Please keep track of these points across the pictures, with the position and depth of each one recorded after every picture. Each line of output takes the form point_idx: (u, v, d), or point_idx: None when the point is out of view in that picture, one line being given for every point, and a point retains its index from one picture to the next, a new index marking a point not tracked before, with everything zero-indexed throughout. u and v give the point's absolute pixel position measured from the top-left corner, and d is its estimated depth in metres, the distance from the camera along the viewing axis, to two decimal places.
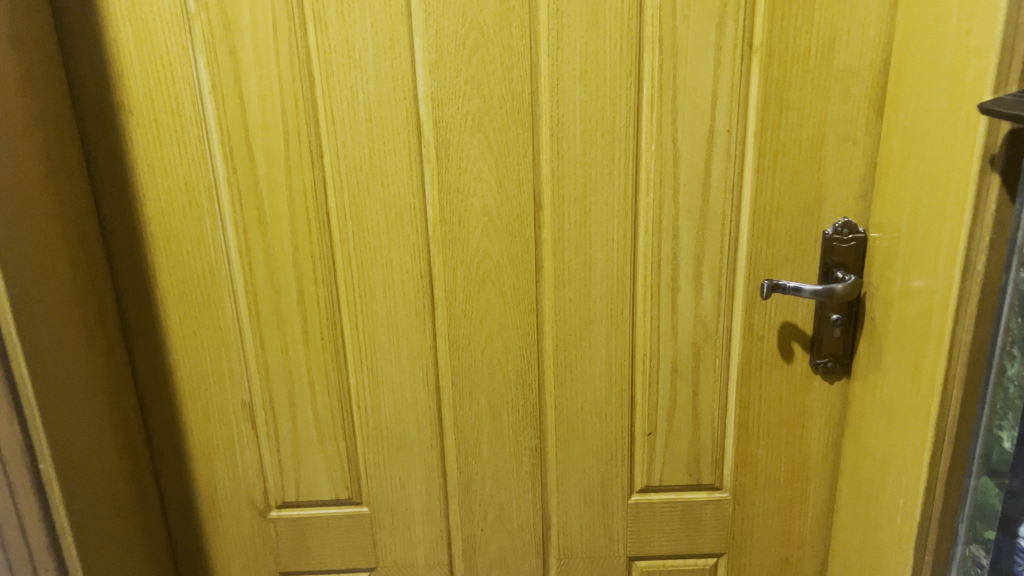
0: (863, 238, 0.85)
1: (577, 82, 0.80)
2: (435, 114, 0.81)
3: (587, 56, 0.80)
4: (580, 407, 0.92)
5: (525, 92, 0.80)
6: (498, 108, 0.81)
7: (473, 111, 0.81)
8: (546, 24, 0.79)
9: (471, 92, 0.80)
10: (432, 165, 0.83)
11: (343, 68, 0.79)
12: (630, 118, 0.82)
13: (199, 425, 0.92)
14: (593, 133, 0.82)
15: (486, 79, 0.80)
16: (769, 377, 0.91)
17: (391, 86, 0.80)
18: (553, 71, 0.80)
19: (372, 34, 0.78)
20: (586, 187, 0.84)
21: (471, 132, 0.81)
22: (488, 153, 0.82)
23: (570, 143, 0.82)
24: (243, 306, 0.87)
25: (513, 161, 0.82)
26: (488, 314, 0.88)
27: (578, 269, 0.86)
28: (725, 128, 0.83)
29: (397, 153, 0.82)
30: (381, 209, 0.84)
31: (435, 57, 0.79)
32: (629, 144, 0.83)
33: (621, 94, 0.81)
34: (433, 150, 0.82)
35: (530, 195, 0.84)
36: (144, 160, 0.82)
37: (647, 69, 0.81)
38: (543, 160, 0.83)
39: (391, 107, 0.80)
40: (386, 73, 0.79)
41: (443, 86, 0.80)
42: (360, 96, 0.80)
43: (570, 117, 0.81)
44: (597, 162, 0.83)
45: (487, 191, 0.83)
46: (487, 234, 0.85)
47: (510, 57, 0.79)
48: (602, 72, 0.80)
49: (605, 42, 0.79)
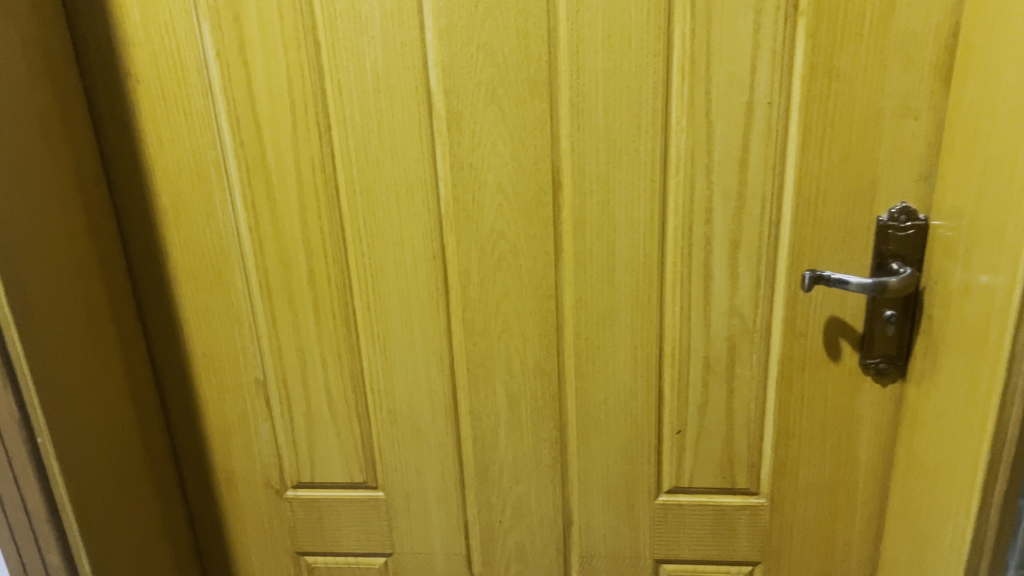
0: (923, 225, 0.75)
1: (600, 49, 0.74)
2: (447, 84, 0.76)
3: (610, 20, 0.72)
4: (602, 401, 0.86)
5: (542, 61, 0.74)
6: (513, 78, 0.75)
7: (486, 80, 0.75)
8: None
9: (484, 60, 0.75)
10: (444, 138, 0.78)
11: (349, 35, 0.75)
12: (659, 88, 0.74)
13: (214, 400, 0.90)
14: (616, 105, 0.75)
15: (500, 46, 0.74)
16: (812, 376, 0.83)
17: (401, 53, 0.75)
18: (574, 38, 0.73)
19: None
20: (609, 165, 0.77)
21: (485, 103, 0.76)
22: (502, 126, 0.77)
23: (591, 116, 0.76)
24: (254, 283, 0.85)
25: (530, 135, 0.77)
26: (504, 298, 0.83)
27: (600, 253, 0.80)
28: (766, 100, 0.74)
29: (406, 125, 0.77)
30: (391, 185, 0.80)
31: (445, 23, 0.73)
32: (657, 117, 0.75)
33: (649, 64, 0.74)
34: (445, 122, 0.77)
35: (548, 171, 0.78)
36: (151, 132, 0.80)
37: (678, 34, 0.73)
38: (562, 134, 0.77)
39: (400, 77, 0.76)
40: (395, 40, 0.74)
41: (454, 54, 0.74)
42: (367, 63, 0.75)
43: (593, 88, 0.75)
44: (621, 137, 0.76)
45: (502, 168, 0.78)
46: (502, 213, 0.80)
47: (526, 22, 0.73)
48: (627, 38, 0.73)
49: (631, 4, 0.72)
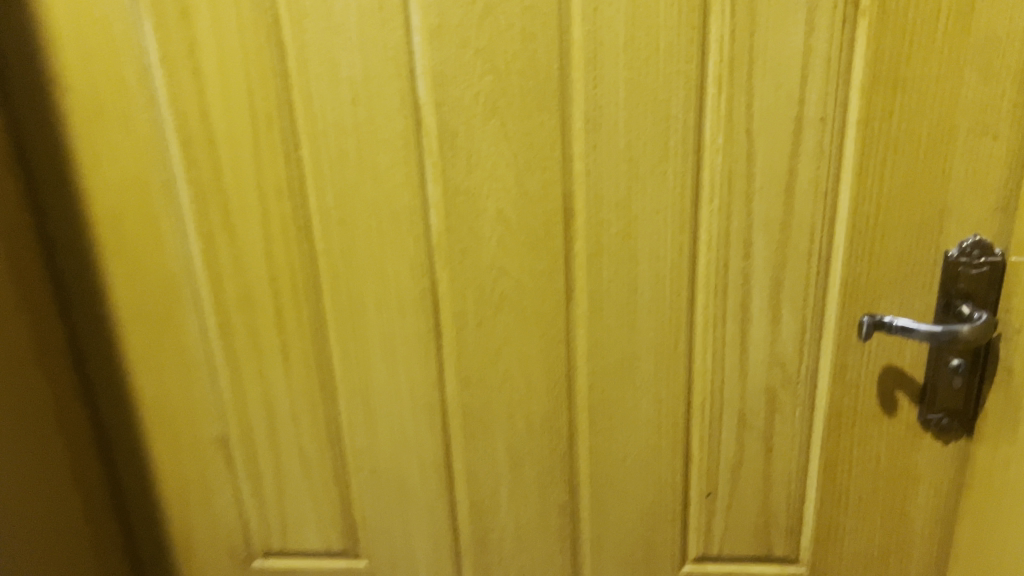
0: (1001, 262, 0.62)
1: (622, 55, 0.61)
2: (437, 95, 0.63)
3: (634, 19, 0.60)
4: (621, 460, 0.74)
5: (553, 68, 0.62)
6: (518, 88, 0.63)
7: (485, 91, 0.63)
8: None
9: (481, 68, 0.62)
10: (434, 159, 0.66)
11: (319, 38, 0.62)
12: (692, 100, 0.62)
13: (169, 459, 0.78)
14: (640, 120, 0.63)
15: (502, 49, 0.62)
16: (863, 432, 0.71)
17: (383, 59, 0.62)
18: (589, 41, 0.61)
19: None
20: (630, 190, 0.65)
21: (484, 118, 0.64)
22: (504, 145, 0.65)
23: (610, 134, 0.64)
24: (213, 325, 0.73)
25: (538, 156, 0.65)
26: (506, 343, 0.71)
27: (618, 292, 0.68)
28: (818, 114, 0.62)
29: (389, 144, 0.65)
30: (373, 214, 0.67)
31: (436, 22, 0.61)
32: (688, 134, 0.63)
33: (680, 71, 0.62)
34: (436, 141, 0.65)
35: (558, 197, 0.66)
36: (86, 150, 0.67)
37: (715, 37, 0.61)
38: (575, 154, 0.65)
39: (382, 87, 0.63)
40: (375, 43, 0.62)
41: (446, 59, 0.62)
42: (342, 71, 0.63)
43: (613, 100, 0.63)
44: (646, 158, 0.64)
45: (503, 194, 0.66)
46: (504, 245, 0.68)
47: (533, 22, 0.61)
48: (654, 41, 0.61)
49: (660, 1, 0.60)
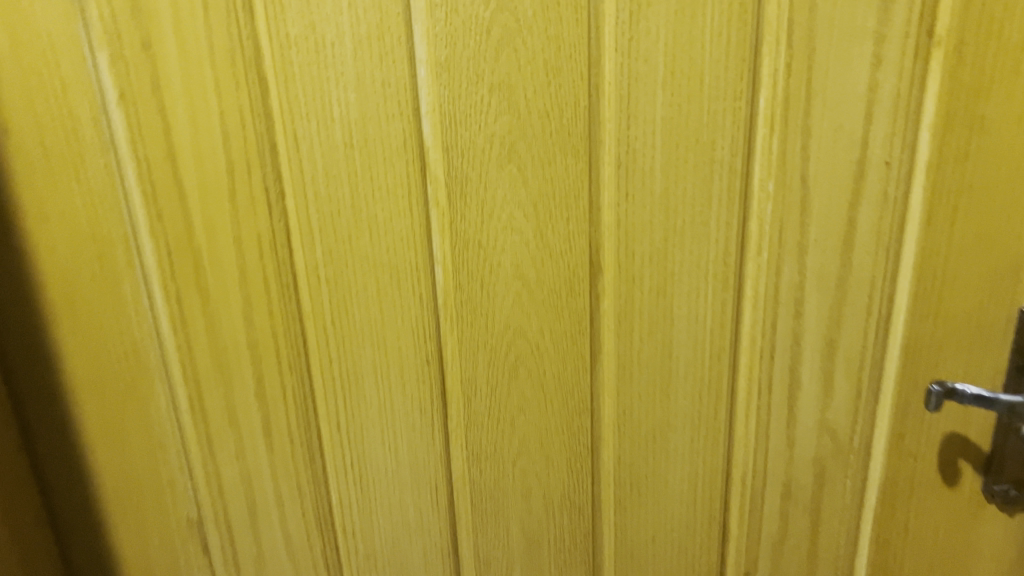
0: None
1: (659, 91, 0.53)
2: (446, 137, 0.55)
3: (676, 50, 0.52)
4: (650, 538, 0.66)
5: (580, 106, 0.54)
6: (539, 128, 0.55)
7: (502, 132, 0.55)
8: (614, 4, 0.51)
9: (497, 106, 0.54)
10: (441, 209, 0.57)
11: (309, 72, 0.53)
12: (739, 142, 0.55)
13: (132, 550, 0.67)
14: (679, 164, 0.55)
15: (522, 85, 0.53)
16: (922, 511, 0.61)
17: (383, 95, 0.54)
18: (623, 75, 0.53)
19: (353, 20, 0.52)
20: (667, 243, 0.57)
21: (500, 163, 0.55)
22: (523, 193, 0.56)
23: (644, 180, 0.56)
24: (183, 401, 0.63)
25: (561, 206, 0.57)
26: (522, 414, 0.62)
27: (651, 356, 0.60)
28: (883, 158, 0.54)
29: (390, 193, 0.56)
30: (369, 271, 0.58)
31: (444, 54, 0.53)
32: (734, 181, 0.56)
33: (726, 110, 0.54)
34: (444, 189, 0.56)
35: (583, 250, 0.58)
36: (31, 202, 0.56)
37: (767, 71, 0.53)
38: (604, 203, 0.56)
39: (382, 128, 0.55)
40: (374, 77, 0.53)
41: (456, 96, 0.54)
42: (335, 109, 0.54)
43: (648, 142, 0.55)
44: (686, 207, 0.56)
45: (521, 248, 0.58)
46: (521, 305, 0.59)
47: (558, 54, 0.53)
48: (698, 75, 0.53)
49: (705, 30, 0.52)
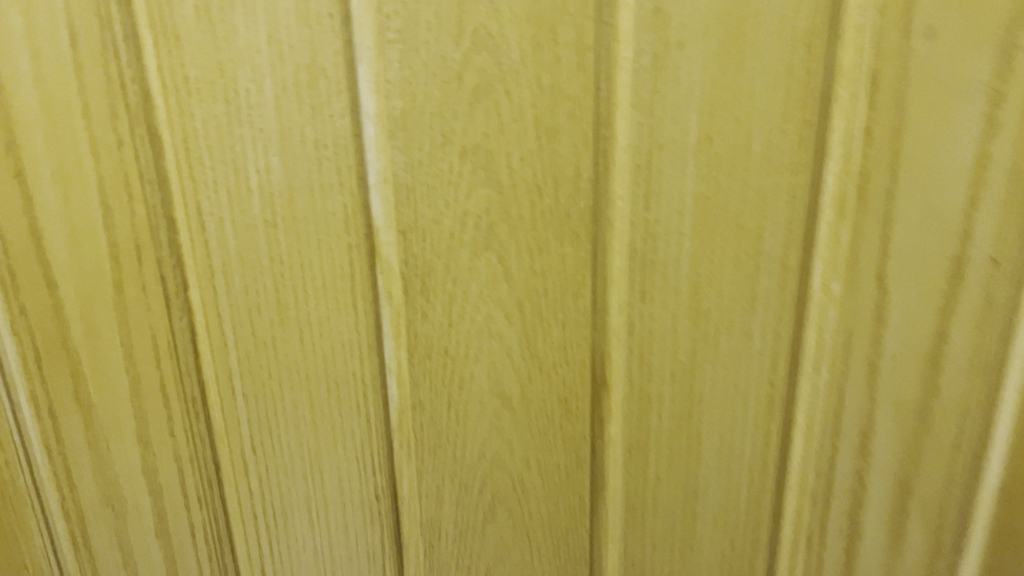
0: None
1: (691, 160, 0.39)
2: (401, 216, 0.41)
3: (715, 109, 0.38)
4: None
5: (584, 179, 0.40)
6: (528, 207, 0.41)
7: (478, 210, 0.41)
8: (632, 44, 0.37)
9: (471, 176, 0.40)
10: (396, 309, 0.43)
11: (217, 128, 0.39)
12: (796, 230, 0.41)
13: None
14: (714, 257, 0.41)
15: (505, 149, 0.40)
16: None
17: (316, 159, 0.40)
18: (642, 139, 0.39)
19: (275, 58, 0.38)
20: (695, 357, 0.43)
21: (474, 249, 0.41)
22: (505, 289, 0.42)
23: (666, 276, 0.42)
24: (65, 540, 0.48)
25: (555, 306, 0.43)
26: (499, 563, 0.48)
27: (670, 498, 0.46)
28: (990, 254, 0.40)
29: (328, 286, 0.42)
30: (301, 385, 0.44)
31: (401, 107, 0.39)
32: (786, 280, 0.42)
33: (780, 187, 0.40)
34: (399, 282, 0.42)
35: (584, 363, 0.44)
36: None
37: (837, 137, 0.39)
38: (612, 303, 0.42)
39: (315, 202, 0.41)
40: (305, 136, 0.40)
41: (416, 162, 0.40)
42: (251, 177, 0.40)
43: (674, 227, 0.41)
44: (721, 312, 0.42)
45: (502, 359, 0.43)
46: (500, 430, 0.45)
47: (554, 109, 0.39)
48: (744, 142, 0.39)
49: (756, 81, 0.38)
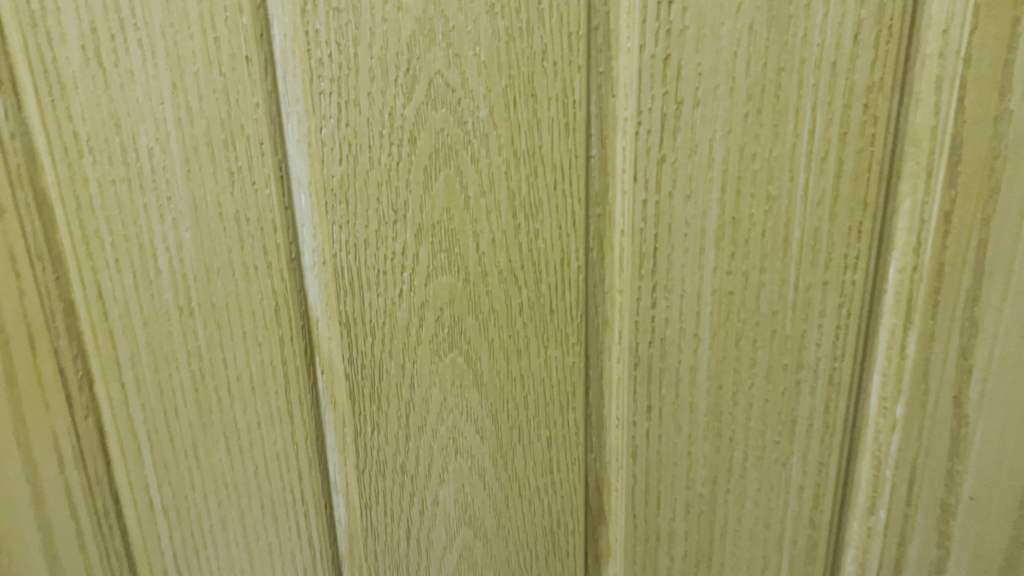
0: None
1: (710, 248, 0.30)
2: (344, 307, 0.33)
3: (742, 185, 0.29)
4: None
5: (573, 267, 0.31)
6: (501, 300, 0.32)
7: (439, 302, 0.32)
8: (634, 100, 0.29)
9: (429, 260, 0.32)
10: (341, 416, 0.34)
11: (116, 196, 0.32)
12: (849, 338, 0.31)
13: None
14: (740, 369, 0.32)
15: (472, 229, 0.31)
16: None
17: (236, 236, 0.32)
18: (647, 222, 0.30)
19: (181, 113, 0.30)
20: (717, 489, 0.34)
21: (435, 349, 0.33)
22: (476, 399, 0.33)
23: (679, 390, 0.32)
24: None
25: (539, 421, 0.34)
26: None
27: None
28: None
29: (258, 388, 0.34)
30: (230, 501, 0.36)
31: (339, 175, 0.31)
32: (834, 400, 0.32)
33: (828, 286, 0.30)
34: (345, 386, 0.34)
35: (576, 488, 0.35)
36: None
37: (903, 224, 0.30)
38: (610, 418, 0.34)
39: (237, 287, 0.33)
40: (221, 208, 0.32)
41: (360, 242, 0.32)
42: (159, 256, 0.33)
43: (689, 330, 0.31)
44: (749, 436, 0.33)
45: (473, 482, 0.35)
46: (471, 564, 0.36)
47: (532, 180, 0.30)
48: (780, 227, 0.30)
49: (797, 149, 0.29)
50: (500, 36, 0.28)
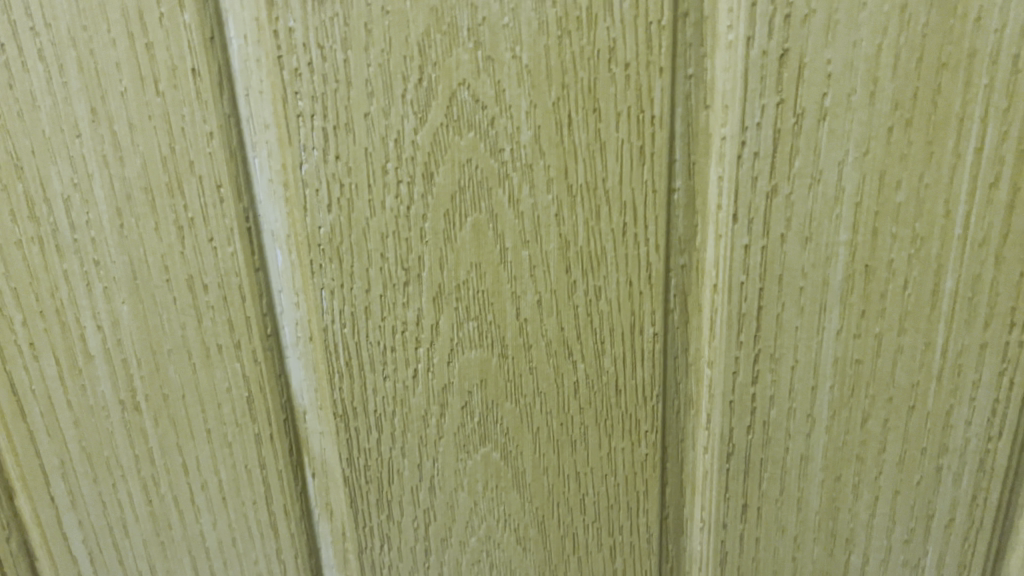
0: None
1: (834, 306, 0.23)
2: (340, 394, 0.25)
3: (879, 223, 0.22)
4: None
5: (645, 335, 0.23)
6: (550, 379, 0.24)
7: (468, 384, 0.24)
8: (736, 113, 0.21)
9: (452, 332, 0.24)
10: (340, 527, 0.27)
11: (23, 262, 0.23)
12: (1010, 414, 0.24)
13: None
14: (864, 456, 0.24)
15: (510, 289, 0.23)
16: None
17: (191, 308, 0.24)
18: (748, 273, 0.22)
19: (106, 147, 0.22)
20: None
21: (463, 443, 0.25)
22: (516, 503, 0.26)
23: (784, 482, 0.25)
24: None
25: (600, 526, 0.26)
26: None
27: None
28: None
29: (230, 497, 0.26)
30: None
31: (330, 225, 0.23)
32: (986, 490, 0.25)
33: (985, 350, 0.23)
34: (345, 492, 0.26)
35: None
36: None
37: None
38: (691, 517, 0.26)
39: (195, 375, 0.25)
40: (170, 272, 0.23)
41: (358, 311, 0.23)
42: (90, 335, 0.24)
43: (800, 411, 0.24)
44: (873, 539, 0.25)
45: None
46: None
47: (594, 224, 0.22)
48: (928, 276, 0.22)
49: (957, 175, 0.21)
50: (549, 30, 0.20)
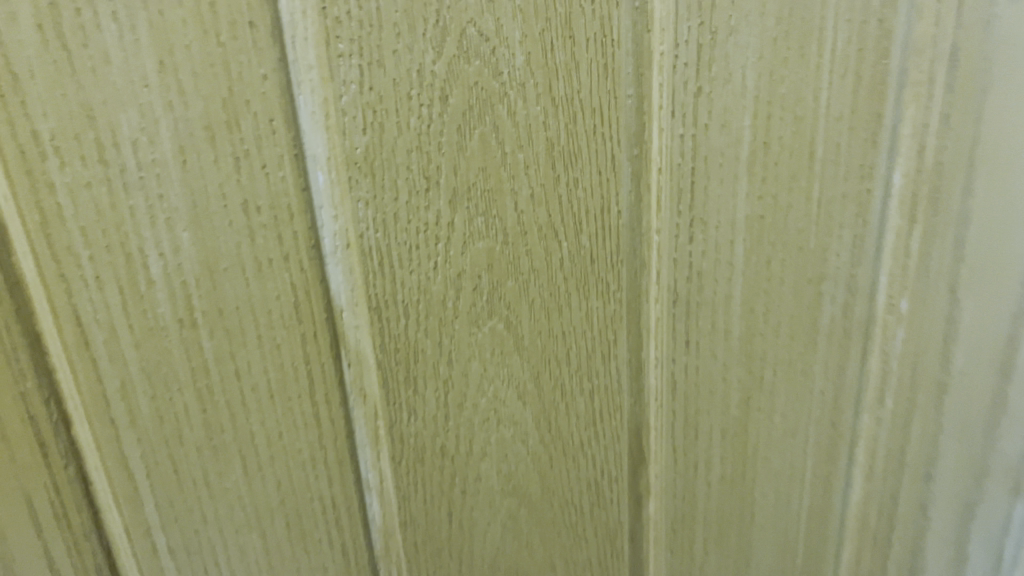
0: None
1: (743, 175, 0.31)
2: (373, 289, 0.30)
3: (771, 109, 0.30)
4: None
5: (611, 212, 0.31)
6: (541, 256, 0.31)
7: (477, 268, 0.30)
8: (670, 34, 0.29)
9: (465, 227, 0.30)
10: (373, 408, 0.32)
11: (92, 204, 0.26)
12: (865, 244, 0.33)
13: None
14: (769, 290, 0.33)
15: (509, 184, 0.29)
16: None
17: (245, 228, 0.28)
18: (682, 155, 0.30)
19: (171, 94, 0.26)
20: (748, 407, 0.35)
21: (474, 319, 0.31)
22: (517, 364, 0.32)
23: (714, 317, 0.33)
24: None
25: (581, 373, 0.33)
26: None
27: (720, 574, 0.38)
28: None
29: (277, 395, 0.31)
30: (251, 527, 0.32)
31: (365, 145, 0.28)
32: (853, 305, 0.34)
33: (846, 197, 0.32)
34: (377, 374, 0.31)
35: (618, 436, 0.35)
36: None
37: (908, 131, 0.31)
38: (649, 359, 0.33)
39: (249, 289, 0.29)
40: (227, 199, 0.27)
41: (389, 217, 0.29)
42: (152, 264, 0.28)
43: (723, 260, 0.32)
44: (778, 353, 0.34)
45: (518, 446, 0.34)
46: (518, 532, 0.35)
47: (572, 127, 0.29)
48: (806, 145, 0.31)
49: (820, 69, 0.30)
50: None
